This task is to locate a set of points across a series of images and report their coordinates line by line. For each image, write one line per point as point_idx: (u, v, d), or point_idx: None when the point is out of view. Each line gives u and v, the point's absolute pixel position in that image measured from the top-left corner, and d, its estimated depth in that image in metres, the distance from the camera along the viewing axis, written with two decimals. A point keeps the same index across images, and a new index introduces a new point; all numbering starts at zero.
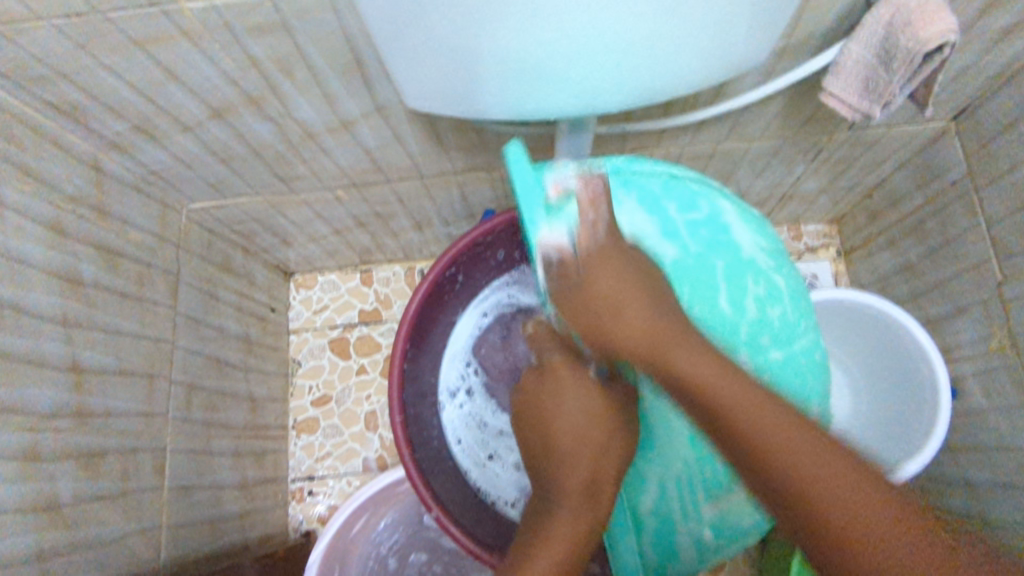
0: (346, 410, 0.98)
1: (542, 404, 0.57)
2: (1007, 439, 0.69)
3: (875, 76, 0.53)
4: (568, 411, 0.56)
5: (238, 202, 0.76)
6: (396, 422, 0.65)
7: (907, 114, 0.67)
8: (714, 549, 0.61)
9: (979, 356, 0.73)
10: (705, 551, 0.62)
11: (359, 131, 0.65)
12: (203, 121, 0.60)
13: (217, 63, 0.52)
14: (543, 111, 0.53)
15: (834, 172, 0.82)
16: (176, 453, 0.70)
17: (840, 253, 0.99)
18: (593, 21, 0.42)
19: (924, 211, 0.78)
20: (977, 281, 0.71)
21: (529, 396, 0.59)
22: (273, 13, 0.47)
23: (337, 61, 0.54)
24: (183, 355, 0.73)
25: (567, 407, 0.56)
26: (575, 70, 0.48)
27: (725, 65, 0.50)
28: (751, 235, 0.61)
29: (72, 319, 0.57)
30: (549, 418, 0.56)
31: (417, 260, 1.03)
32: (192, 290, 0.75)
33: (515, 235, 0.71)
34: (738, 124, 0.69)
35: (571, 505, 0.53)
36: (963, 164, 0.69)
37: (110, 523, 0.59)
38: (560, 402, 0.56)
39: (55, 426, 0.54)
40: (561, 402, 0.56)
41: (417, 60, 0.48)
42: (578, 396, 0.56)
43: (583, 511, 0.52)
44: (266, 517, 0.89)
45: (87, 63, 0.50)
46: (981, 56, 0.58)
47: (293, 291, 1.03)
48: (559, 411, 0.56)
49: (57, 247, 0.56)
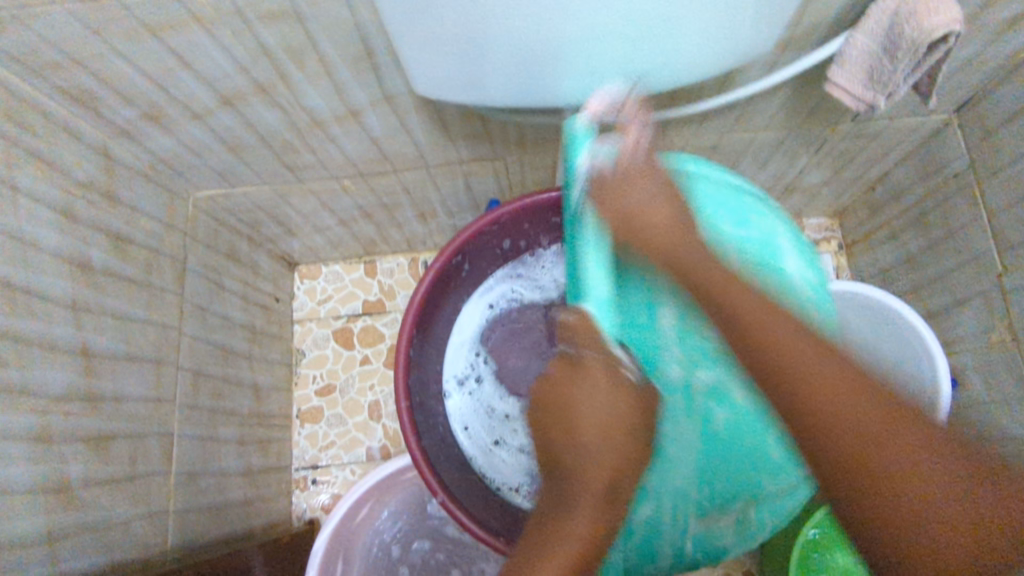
0: (350, 399, 0.99)
1: (572, 400, 0.54)
2: (1006, 430, 0.70)
3: (879, 66, 0.53)
4: (592, 411, 0.53)
5: (244, 190, 0.77)
6: (403, 407, 0.66)
7: (910, 106, 0.68)
8: (690, 560, 0.63)
9: (979, 348, 0.73)
10: (681, 561, 0.63)
11: (367, 120, 0.66)
12: (212, 109, 0.61)
13: (227, 50, 0.53)
14: (550, 100, 0.54)
15: (836, 165, 0.82)
16: (182, 439, 0.71)
17: (841, 247, 0.99)
18: (600, 8, 0.43)
19: (925, 204, 0.79)
20: (978, 274, 0.72)
21: (554, 386, 0.55)
22: (285, 1, 0.48)
23: (346, 49, 0.54)
24: (190, 342, 0.73)
25: (597, 408, 0.53)
26: (583, 59, 0.48)
27: (730, 55, 0.50)
28: (800, 265, 0.61)
29: (82, 305, 0.58)
30: (573, 416, 0.53)
31: (420, 251, 1.04)
32: (199, 278, 0.76)
33: (521, 226, 0.72)
34: (742, 116, 0.69)
35: (589, 508, 0.51)
36: (966, 156, 0.70)
37: (119, 506, 0.60)
38: (589, 399, 0.53)
39: (65, 409, 0.55)
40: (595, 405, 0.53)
41: (427, 48, 0.48)
42: (608, 398, 0.53)
43: (601, 518, 0.51)
44: (270, 504, 0.89)
45: (99, 49, 0.51)
46: (984, 48, 0.59)
47: (297, 282, 1.03)
48: (587, 411, 0.53)
49: (68, 232, 0.56)
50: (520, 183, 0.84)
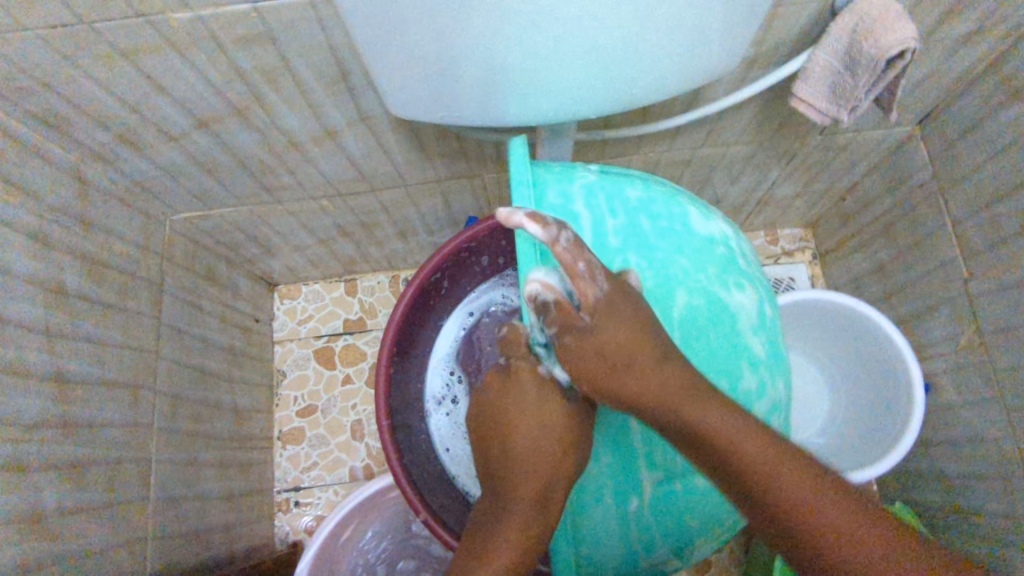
0: (332, 419, 0.98)
1: (508, 404, 0.51)
2: (977, 431, 0.72)
3: (842, 83, 0.56)
4: (526, 412, 0.50)
5: (221, 212, 0.77)
6: (382, 426, 0.65)
7: (875, 119, 0.70)
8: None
9: (949, 353, 0.75)
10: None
11: (344, 140, 0.66)
12: (189, 131, 0.61)
13: (203, 74, 0.53)
14: (525, 119, 0.55)
15: (807, 177, 0.84)
16: (161, 464, 0.70)
17: (815, 257, 1.01)
18: (569, 27, 0.44)
19: (893, 213, 0.80)
20: (945, 280, 0.74)
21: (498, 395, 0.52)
22: (259, 25, 0.48)
23: (321, 71, 0.55)
24: (167, 365, 0.73)
25: (530, 410, 0.50)
26: (559, 77, 0.49)
27: (697, 70, 0.51)
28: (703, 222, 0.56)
29: (57, 330, 0.57)
30: (511, 415, 0.50)
31: (401, 269, 1.04)
32: (176, 301, 0.75)
33: (501, 241, 0.72)
34: (714, 131, 0.71)
35: (523, 508, 0.48)
36: (929, 166, 0.72)
37: (96, 535, 0.59)
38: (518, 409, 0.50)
39: (38, 436, 0.53)
40: (524, 402, 0.50)
41: (401, 69, 0.49)
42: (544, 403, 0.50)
43: (535, 517, 0.48)
44: (252, 528, 0.88)
45: (74, 74, 0.51)
46: (943, 62, 0.61)
47: (277, 302, 1.03)
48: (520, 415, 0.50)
49: (43, 258, 0.56)
50: (498, 199, 0.85)
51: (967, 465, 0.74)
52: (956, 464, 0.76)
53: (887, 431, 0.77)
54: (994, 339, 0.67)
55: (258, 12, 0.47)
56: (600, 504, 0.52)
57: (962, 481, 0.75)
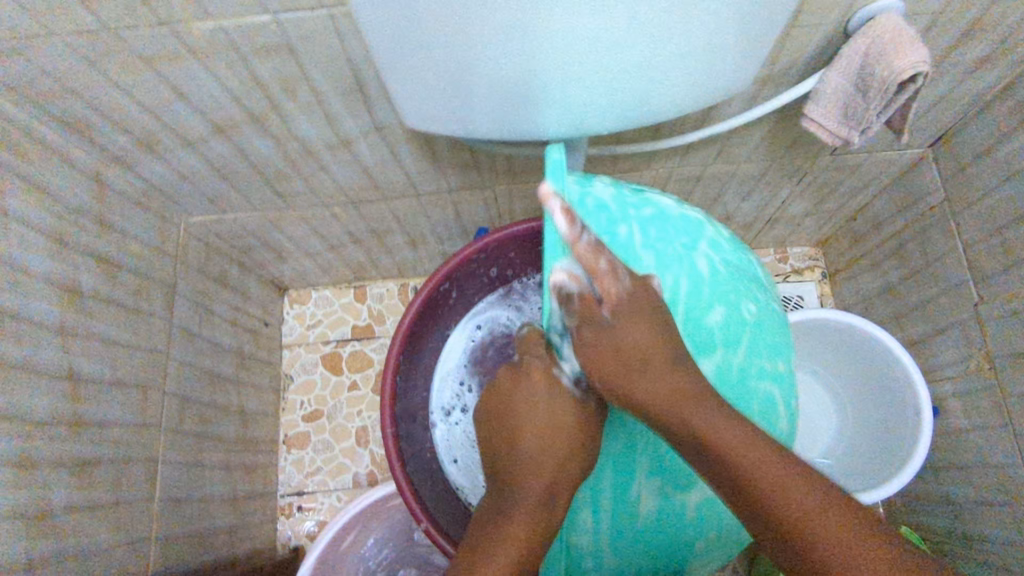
0: (337, 425, 0.99)
1: (517, 393, 0.53)
2: (987, 458, 0.71)
3: (852, 103, 0.56)
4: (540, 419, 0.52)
5: (236, 216, 0.78)
6: (387, 432, 0.66)
7: (887, 141, 0.70)
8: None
9: (959, 377, 0.75)
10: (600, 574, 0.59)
11: (358, 149, 0.67)
12: (207, 137, 0.62)
13: (223, 82, 0.55)
14: (539, 131, 0.56)
15: (819, 196, 0.84)
16: (167, 464, 0.70)
17: (826, 275, 1.01)
18: (579, 50, 0.45)
19: (905, 234, 0.80)
20: (956, 304, 0.73)
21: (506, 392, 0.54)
22: (278, 34, 0.49)
23: (340, 83, 0.56)
24: (177, 366, 0.73)
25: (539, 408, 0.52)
26: (573, 94, 0.50)
27: (709, 89, 0.52)
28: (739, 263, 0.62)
29: (70, 328, 0.58)
30: (516, 409, 0.52)
31: (410, 277, 1.05)
32: (188, 302, 0.76)
33: (510, 253, 0.72)
34: (726, 148, 0.71)
35: (528, 510, 0.50)
36: (942, 189, 0.72)
37: (101, 534, 0.59)
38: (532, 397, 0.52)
39: (47, 432, 0.54)
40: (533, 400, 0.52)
41: (416, 84, 0.50)
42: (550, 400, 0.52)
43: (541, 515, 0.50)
44: (255, 531, 0.89)
45: (95, 79, 0.52)
46: (956, 86, 0.61)
47: (287, 306, 1.04)
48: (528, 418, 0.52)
49: (59, 257, 0.57)
50: (509, 211, 0.85)
51: (974, 489, 0.74)
52: (965, 492, 0.75)
53: (896, 453, 0.76)
54: (1006, 365, 0.67)
55: (277, 22, 0.48)
56: (604, 539, 0.58)
57: (969, 507, 0.74)
